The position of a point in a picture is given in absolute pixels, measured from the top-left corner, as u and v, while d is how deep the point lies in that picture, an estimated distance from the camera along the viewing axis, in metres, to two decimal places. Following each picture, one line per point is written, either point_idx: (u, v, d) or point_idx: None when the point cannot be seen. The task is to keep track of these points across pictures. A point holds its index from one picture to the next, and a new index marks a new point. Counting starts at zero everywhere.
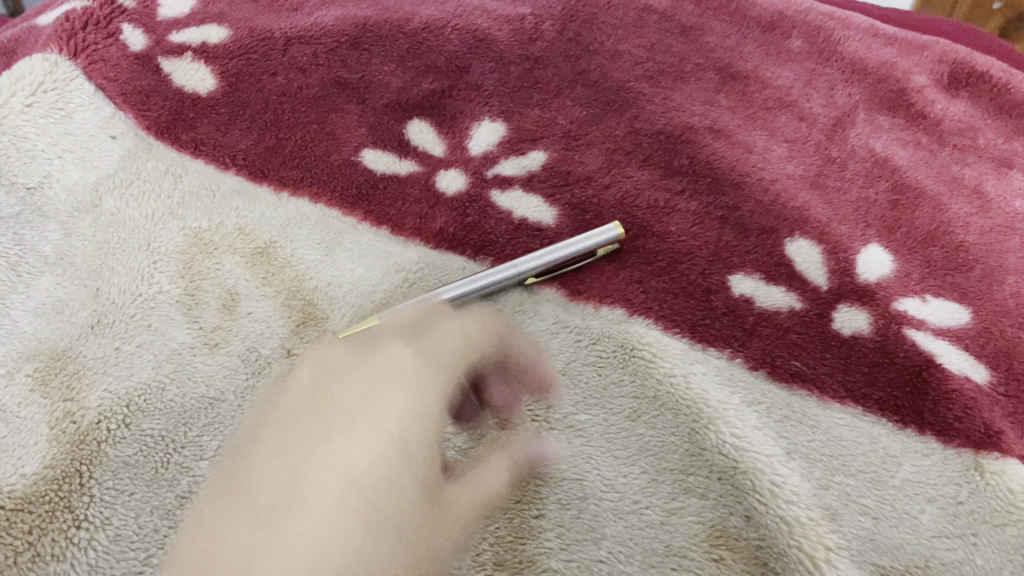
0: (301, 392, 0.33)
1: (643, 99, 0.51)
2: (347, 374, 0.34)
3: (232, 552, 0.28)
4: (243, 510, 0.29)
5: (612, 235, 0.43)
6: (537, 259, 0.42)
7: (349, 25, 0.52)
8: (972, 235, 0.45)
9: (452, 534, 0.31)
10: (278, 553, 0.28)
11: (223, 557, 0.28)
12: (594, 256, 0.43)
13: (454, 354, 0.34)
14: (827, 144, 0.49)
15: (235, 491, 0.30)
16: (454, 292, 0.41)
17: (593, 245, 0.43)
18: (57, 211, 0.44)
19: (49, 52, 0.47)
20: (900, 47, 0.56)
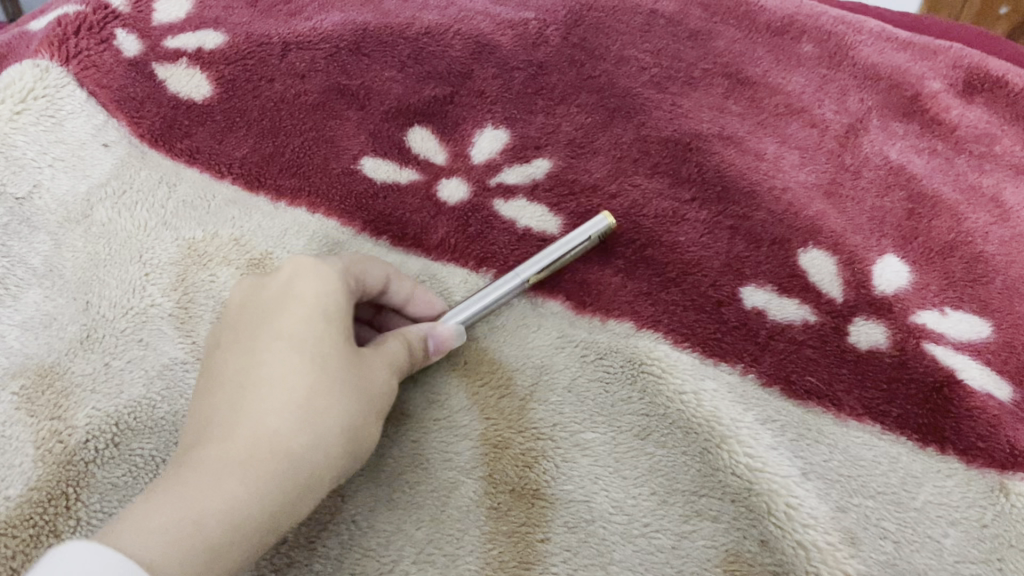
0: (235, 307, 0.35)
1: (650, 105, 0.49)
2: (271, 284, 0.35)
3: (211, 438, 0.30)
4: (205, 410, 0.31)
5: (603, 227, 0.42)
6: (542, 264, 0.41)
7: (349, 30, 0.51)
8: (992, 245, 0.43)
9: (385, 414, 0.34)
10: (253, 433, 0.30)
11: (195, 449, 0.30)
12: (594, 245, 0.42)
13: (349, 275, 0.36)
14: (840, 152, 0.48)
15: (199, 394, 0.32)
16: (469, 315, 0.39)
17: (587, 236, 0.41)
18: (47, 222, 0.42)
19: (40, 57, 0.46)
20: (913, 52, 0.55)
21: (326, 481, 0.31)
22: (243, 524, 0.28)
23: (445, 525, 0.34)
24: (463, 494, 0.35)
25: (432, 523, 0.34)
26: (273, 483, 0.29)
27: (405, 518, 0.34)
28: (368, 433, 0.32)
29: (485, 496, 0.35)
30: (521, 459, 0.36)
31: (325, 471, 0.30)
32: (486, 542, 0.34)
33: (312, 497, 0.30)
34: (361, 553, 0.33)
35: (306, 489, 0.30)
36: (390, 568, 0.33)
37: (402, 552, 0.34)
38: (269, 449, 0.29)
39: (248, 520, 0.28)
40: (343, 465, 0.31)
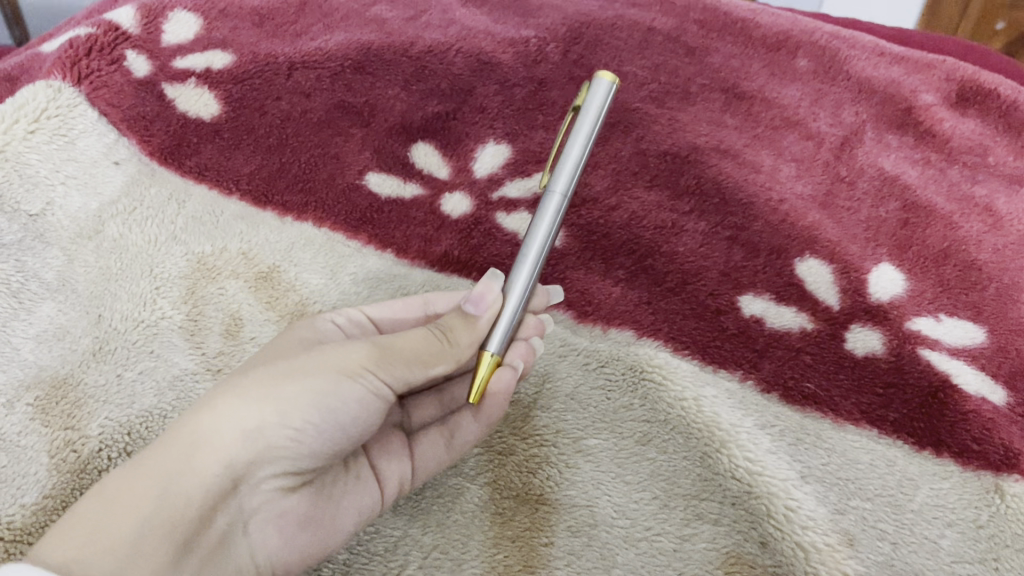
0: None
1: (649, 119, 0.50)
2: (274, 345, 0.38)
3: None
4: None
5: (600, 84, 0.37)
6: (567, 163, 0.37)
7: (353, 49, 0.52)
8: (985, 253, 0.44)
9: (328, 366, 0.32)
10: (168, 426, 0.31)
11: None
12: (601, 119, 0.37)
13: (334, 317, 0.38)
14: (835, 164, 0.49)
15: None
16: (534, 255, 0.36)
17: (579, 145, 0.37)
18: (59, 238, 0.43)
19: (53, 79, 0.47)
20: (906, 66, 0.56)
21: (227, 440, 0.30)
22: (117, 490, 0.29)
23: (451, 531, 0.35)
24: (468, 500, 0.36)
25: (439, 528, 0.35)
26: (157, 448, 0.30)
27: (412, 523, 0.35)
28: (282, 384, 0.31)
29: (490, 501, 0.36)
30: (525, 466, 0.37)
31: (215, 426, 0.30)
32: (491, 546, 0.35)
33: (206, 454, 0.30)
34: (369, 557, 0.34)
35: (194, 449, 0.30)
36: (396, 572, 0.34)
37: (409, 556, 0.34)
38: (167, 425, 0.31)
39: (127, 488, 0.29)
40: (250, 419, 0.31)
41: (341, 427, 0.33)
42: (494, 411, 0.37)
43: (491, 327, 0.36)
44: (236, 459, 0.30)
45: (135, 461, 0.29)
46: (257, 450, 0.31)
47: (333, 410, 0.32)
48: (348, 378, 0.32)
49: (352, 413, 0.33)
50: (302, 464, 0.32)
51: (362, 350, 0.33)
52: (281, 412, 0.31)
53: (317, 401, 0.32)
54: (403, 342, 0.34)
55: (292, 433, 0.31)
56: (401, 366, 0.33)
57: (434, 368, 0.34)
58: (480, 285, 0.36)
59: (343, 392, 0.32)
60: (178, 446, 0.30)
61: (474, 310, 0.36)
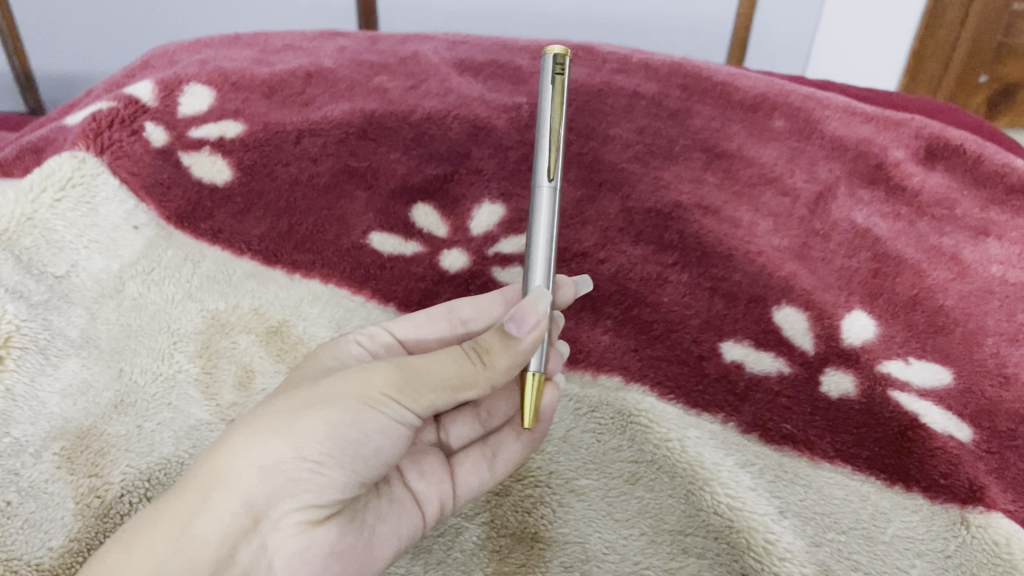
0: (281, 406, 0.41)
1: (634, 179, 0.53)
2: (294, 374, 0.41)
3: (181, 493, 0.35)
4: None
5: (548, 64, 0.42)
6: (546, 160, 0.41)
7: (358, 118, 0.56)
8: (952, 299, 0.47)
9: (348, 395, 0.35)
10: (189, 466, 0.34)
11: None
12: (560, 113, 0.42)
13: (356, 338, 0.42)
14: (810, 218, 0.52)
15: None
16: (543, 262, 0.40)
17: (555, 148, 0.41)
18: (83, 296, 0.46)
19: (77, 149, 0.51)
20: (877, 124, 0.59)
21: (245, 477, 0.33)
22: (136, 535, 0.31)
23: (451, 568, 0.37)
24: (466, 539, 0.39)
25: (439, 565, 0.37)
26: (177, 495, 0.32)
27: (414, 561, 0.38)
28: (300, 417, 0.34)
29: (487, 540, 0.39)
30: (520, 506, 0.40)
31: (233, 463, 0.33)
32: None
33: (224, 492, 0.32)
34: None
35: (211, 489, 0.32)
36: None
37: None
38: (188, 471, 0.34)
39: (149, 533, 0.31)
40: (267, 454, 0.33)
41: (360, 457, 0.35)
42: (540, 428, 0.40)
43: (534, 343, 0.37)
44: (254, 495, 0.33)
45: (157, 506, 0.32)
46: (277, 485, 0.33)
47: (352, 440, 0.34)
48: (371, 408, 0.35)
49: (374, 438, 0.35)
50: (324, 498, 0.34)
51: (384, 375, 0.35)
52: (297, 444, 0.33)
53: (333, 432, 0.34)
54: (431, 367, 0.36)
55: (312, 466, 0.33)
56: (426, 391, 0.35)
57: (465, 392, 0.36)
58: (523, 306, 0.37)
59: (360, 421, 0.34)
60: (195, 488, 0.32)
61: (517, 331, 0.36)
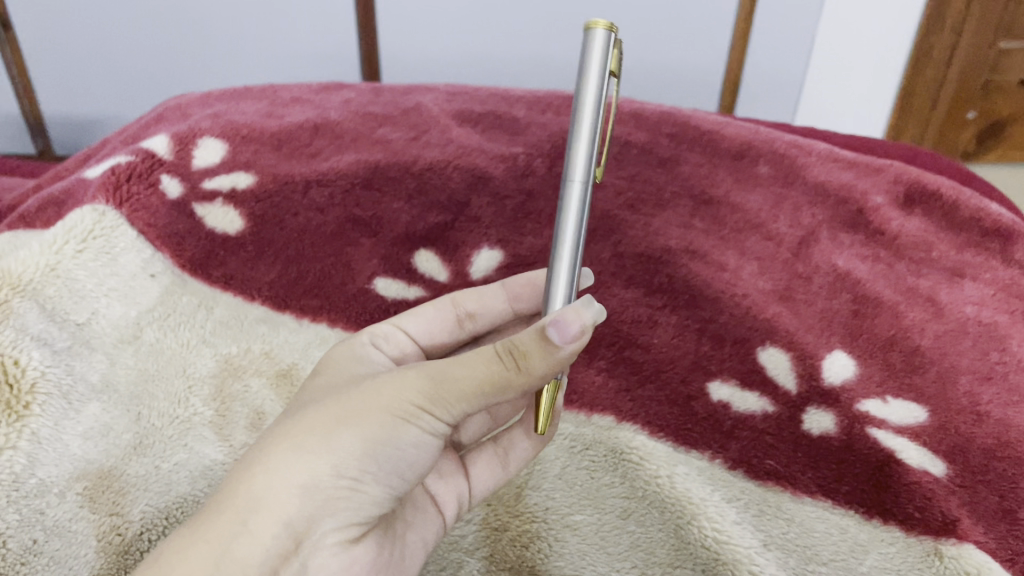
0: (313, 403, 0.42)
1: (626, 225, 0.56)
2: (325, 375, 0.42)
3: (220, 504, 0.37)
4: None
5: (599, 35, 0.35)
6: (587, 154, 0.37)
7: (362, 169, 0.59)
8: (927, 340, 0.49)
9: (382, 409, 0.36)
10: (229, 482, 0.36)
11: None
12: (604, 82, 0.36)
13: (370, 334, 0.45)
14: (793, 261, 0.54)
15: None
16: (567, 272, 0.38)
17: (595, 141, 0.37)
18: (103, 343, 0.49)
19: (98, 203, 0.53)
20: (856, 170, 0.62)
21: (283, 500, 0.35)
22: (175, 563, 0.34)
23: None
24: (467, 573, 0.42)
25: None
26: (216, 518, 0.35)
27: None
28: (334, 437, 0.36)
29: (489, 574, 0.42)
30: (518, 540, 0.42)
31: (270, 485, 0.35)
32: None
33: (265, 514, 0.35)
34: None
35: (251, 513, 0.35)
36: None
37: None
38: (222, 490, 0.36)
39: (193, 556, 0.34)
40: (303, 474, 0.35)
41: (393, 471, 0.37)
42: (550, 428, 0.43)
43: (574, 351, 0.34)
44: (293, 516, 0.35)
45: (197, 527, 0.35)
46: (315, 503, 0.36)
47: (386, 454, 0.37)
48: (405, 422, 0.36)
49: (407, 450, 0.37)
50: (361, 513, 0.37)
51: (416, 386, 0.36)
52: (333, 465, 0.36)
53: (368, 450, 0.36)
54: (464, 374, 0.35)
55: (348, 484, 0.36)
56: (459, 399, 0.35)
57: (500, 392, 0.35)
58: (569, 314, 0.34)
59: (392, 436, 0.36)
60: (234, 511, 0.35)
61: (558, 338, 0.33)
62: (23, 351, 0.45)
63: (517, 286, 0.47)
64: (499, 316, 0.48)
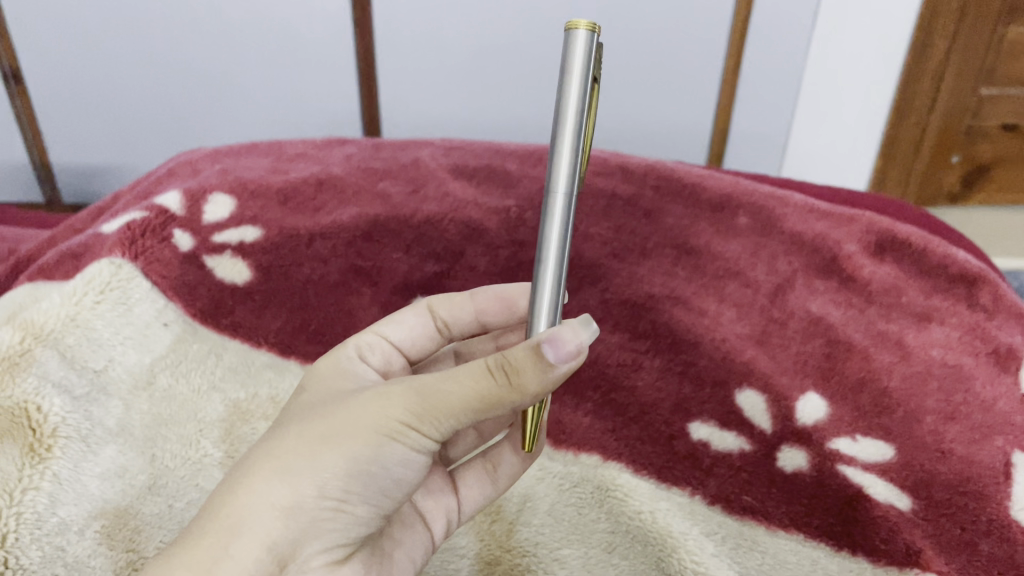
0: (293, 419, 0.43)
1: (611, 274, 0.59)
2: (308, 394, 0.44)
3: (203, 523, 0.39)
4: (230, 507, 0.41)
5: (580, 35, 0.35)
6: (570, 157, 0.36)
7: (364, 222, 0.62)
8: (895, 381, 0.52)
9: (369, 427, 0.38)
10: (212, 504, 0.38)
11: None
12: (585, 87, 0.36)
13: (355, 346, 0.47)
14: (769, 307, 0.57)
15: None
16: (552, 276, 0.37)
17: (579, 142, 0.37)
18: (119, 389, 0.52)
19: (114, 255, 0.57)
20: (831, 220, 0.66)
21: (268, 522, 0.37)
22: None
23: None
24: None
25: None
26: (201, 542, 0.36)
27: None
28: (318, 458, 0.38)
29: None
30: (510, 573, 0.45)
31: (255, 508, 0.37)
32: None
33: (250, 536, 0.36)
34: None
35: (235, 535, 0.36)
36: None
37: None
38: (208, 512, 0.38)
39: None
40: (287, 497, 0.37)
41: (378, 488, 0.39)
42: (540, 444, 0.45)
43: (570, 368, 0.35)
44: (278, 537, 0.37)
45: (181, 551, 0.36)
46: (300, 524, 0.37)
47: (371, 472, 0.38)
48: (391, 439, 0.38)
49: (393, 468, 0.39)
50: (347, 532, 0.39)
51: (401, 404, 0.38)
52: (318, 485, 0.37)
53: (352, 468, 0.38)
54: (452, 392, 0.36)
55: (333, 504, 0.38)
56: (444, 416, 0.37)
57: (490, 408, 0.36)
58: (566, 331, 0.35)
59: (377, 454, 0.38)
60: (220, 533, 0.36)
61: (555, 355, 0.34)
62: (45, 398, 0.48)
63: (485, 295, 0.50)
64: (471, 323, 0.51)
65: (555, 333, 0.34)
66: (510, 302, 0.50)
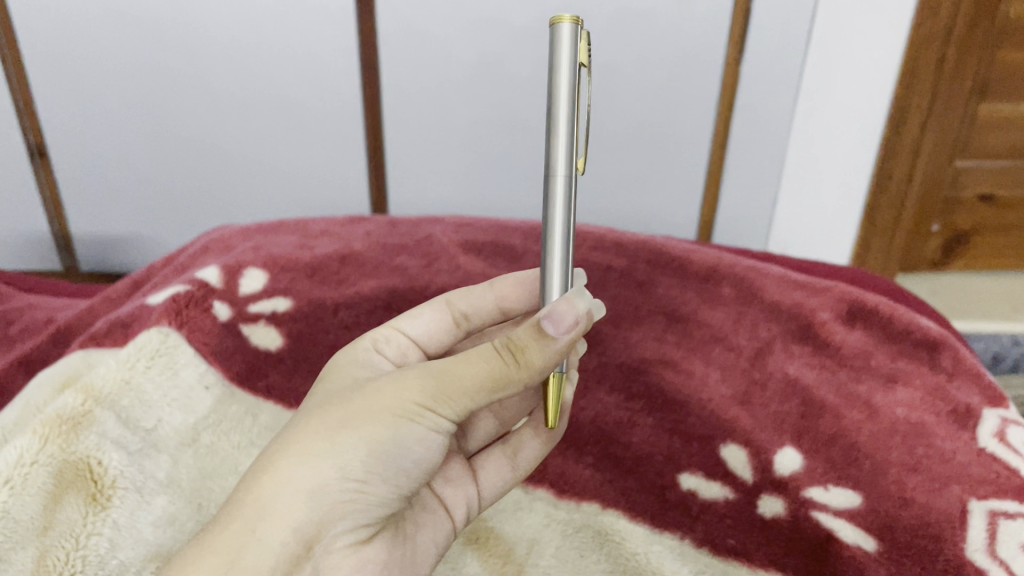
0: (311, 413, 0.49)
1: (607, 341, 0.66)
2: (324, 390, 0.50)
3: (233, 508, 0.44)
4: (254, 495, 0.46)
5: (564, 29, 0.46)
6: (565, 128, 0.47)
7: (384, 293, 0.69)
8: (864, 437, 0.58)
9: (387, 412, 0.45)
10: (243, 492, 0.43)
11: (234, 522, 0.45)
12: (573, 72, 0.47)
13: (370, 342, 0.55)
14: (751, 369, 0.64)
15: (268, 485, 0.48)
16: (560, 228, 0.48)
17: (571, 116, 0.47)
18: (167, 445, 0.58)
19: (162, 324, 0.63)
20: (806, 289, 0.73)
21: (296, 502, 0.43)
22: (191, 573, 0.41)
23: None
24: None
25: None
26: (232, 527, 0.42)
27: None
28: (339, 443, 0.44)
29: None
30: None
31: (281, 491, 0.43)
32: None
33: (277, 517, 0.42)
34: None
35: (264, 517, 0.42)
36: None
37: None
38: (238, 498, 0.43)
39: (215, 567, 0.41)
40: (311, 479, 0.43)
41: (395, 469, 0.45)
42: (559, 427, 0.54)
43: (569, 341, 0.43)
44: (306, 515, 0.43)
45: (219, 537, 0.42)
46: (324, 505, 0.43)
47: (388, 454, 0.45)
48: (407, 422, 0.45)
49: (409, 448, 0.45)
50: (367, 510, 0.45)
51: (418, 392, 0.45)
52: (340, 467, 0.43)
53: (370, 451, 0.44)
54: (465, 374, 0.44)
55: (353, 485, 0.44)
56: (455, 397, 0.44)
57: (500, 386, 0.44)
58: (562, 308, 0.43)
59: (393, 438, 0.45)
60: (252, 517, 0.42)
61: (554, 330, 0.43)
62: (105, 452, 0.54)
63: (503, 287, 0.58)
64: (486, 314, 0.59)
65: (556, 307, 0.43)
66: (524, 289, 0.58)
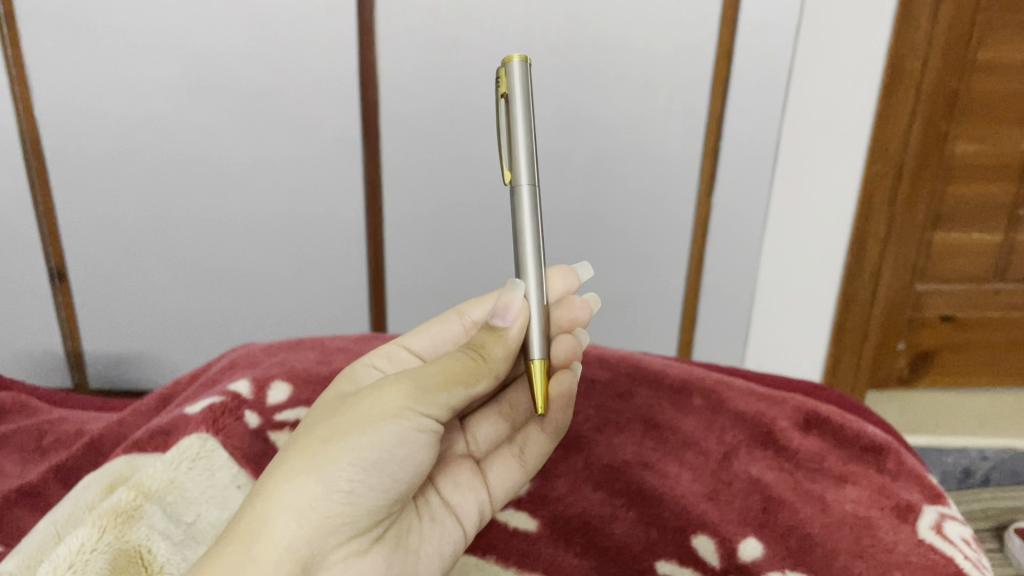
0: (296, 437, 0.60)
1: (593, 444, 0.75)
2: (308, 418, 0.61)
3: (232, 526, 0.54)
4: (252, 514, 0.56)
5: (514, 65, 0.63)
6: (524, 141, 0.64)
7: None
8: (817, 528, 0.66)
9: (368, 423, 0.57)
10: (244, 514, 0.53)
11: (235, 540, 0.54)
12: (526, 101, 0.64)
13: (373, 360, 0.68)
14: (718, 471, 0.73)
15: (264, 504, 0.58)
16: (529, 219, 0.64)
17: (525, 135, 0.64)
18: (206, 538, 0.66)
19: (201, 432, 0.72)
20: (767, 399, 0.82)
21: (287, 516, 0.53)
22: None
23: None
24: None
25: None
26: (234, 542, 0.52)
27: None
28: (324, 463, 0.55)
29: None
30: None
31: (275, 508, 0.53)
32: None
33: (274, 528, 0.52)
34: None
35: (261, 531, 0.52)
36: None
37: None
38: (239, 521, 0.53)
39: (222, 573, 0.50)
40: (301, 494, 0.53)
41: (376, 473, 0.57)
42: (557, 420, 0.73)
43: (517, 327, 0.64)
44: (298, 525, 0.53)
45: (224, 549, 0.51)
46: (314, 514, 0.54)
47: (369, 460, 0.56)
48: (384, 429, 0.57)
49: (388, 451, 0.57)
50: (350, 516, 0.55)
51: (396, 401, 0.58)
52: (325, 482, 0.54)
53: (353, 461, 0.55)
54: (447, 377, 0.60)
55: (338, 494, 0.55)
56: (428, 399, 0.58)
57: (475, 379, 0.61)
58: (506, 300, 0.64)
59: (371, 447, 0.56)
60: (249, 533, 0.52)
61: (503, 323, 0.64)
62: (154, 542, 0.62)
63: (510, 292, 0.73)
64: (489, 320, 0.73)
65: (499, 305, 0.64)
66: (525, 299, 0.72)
